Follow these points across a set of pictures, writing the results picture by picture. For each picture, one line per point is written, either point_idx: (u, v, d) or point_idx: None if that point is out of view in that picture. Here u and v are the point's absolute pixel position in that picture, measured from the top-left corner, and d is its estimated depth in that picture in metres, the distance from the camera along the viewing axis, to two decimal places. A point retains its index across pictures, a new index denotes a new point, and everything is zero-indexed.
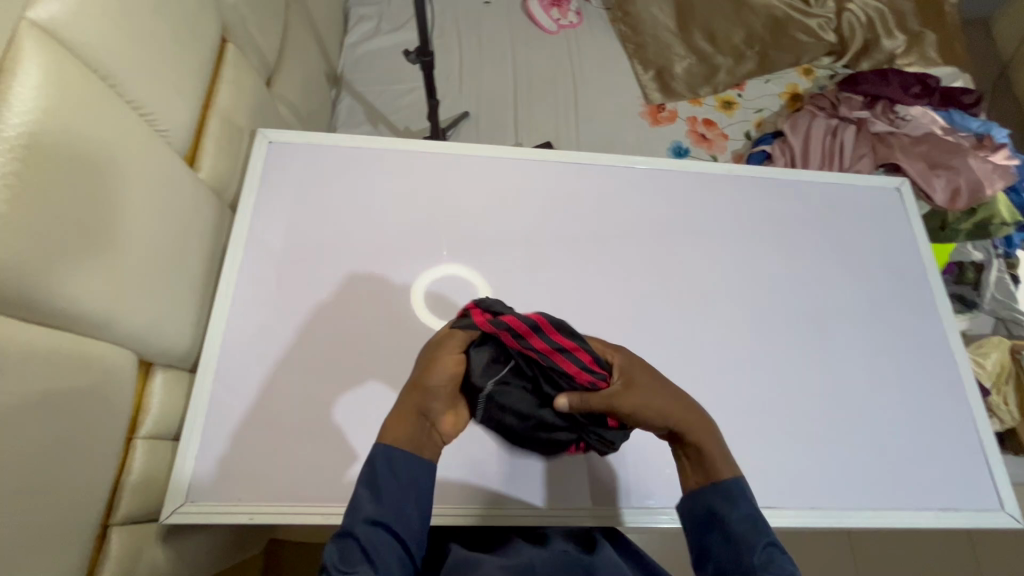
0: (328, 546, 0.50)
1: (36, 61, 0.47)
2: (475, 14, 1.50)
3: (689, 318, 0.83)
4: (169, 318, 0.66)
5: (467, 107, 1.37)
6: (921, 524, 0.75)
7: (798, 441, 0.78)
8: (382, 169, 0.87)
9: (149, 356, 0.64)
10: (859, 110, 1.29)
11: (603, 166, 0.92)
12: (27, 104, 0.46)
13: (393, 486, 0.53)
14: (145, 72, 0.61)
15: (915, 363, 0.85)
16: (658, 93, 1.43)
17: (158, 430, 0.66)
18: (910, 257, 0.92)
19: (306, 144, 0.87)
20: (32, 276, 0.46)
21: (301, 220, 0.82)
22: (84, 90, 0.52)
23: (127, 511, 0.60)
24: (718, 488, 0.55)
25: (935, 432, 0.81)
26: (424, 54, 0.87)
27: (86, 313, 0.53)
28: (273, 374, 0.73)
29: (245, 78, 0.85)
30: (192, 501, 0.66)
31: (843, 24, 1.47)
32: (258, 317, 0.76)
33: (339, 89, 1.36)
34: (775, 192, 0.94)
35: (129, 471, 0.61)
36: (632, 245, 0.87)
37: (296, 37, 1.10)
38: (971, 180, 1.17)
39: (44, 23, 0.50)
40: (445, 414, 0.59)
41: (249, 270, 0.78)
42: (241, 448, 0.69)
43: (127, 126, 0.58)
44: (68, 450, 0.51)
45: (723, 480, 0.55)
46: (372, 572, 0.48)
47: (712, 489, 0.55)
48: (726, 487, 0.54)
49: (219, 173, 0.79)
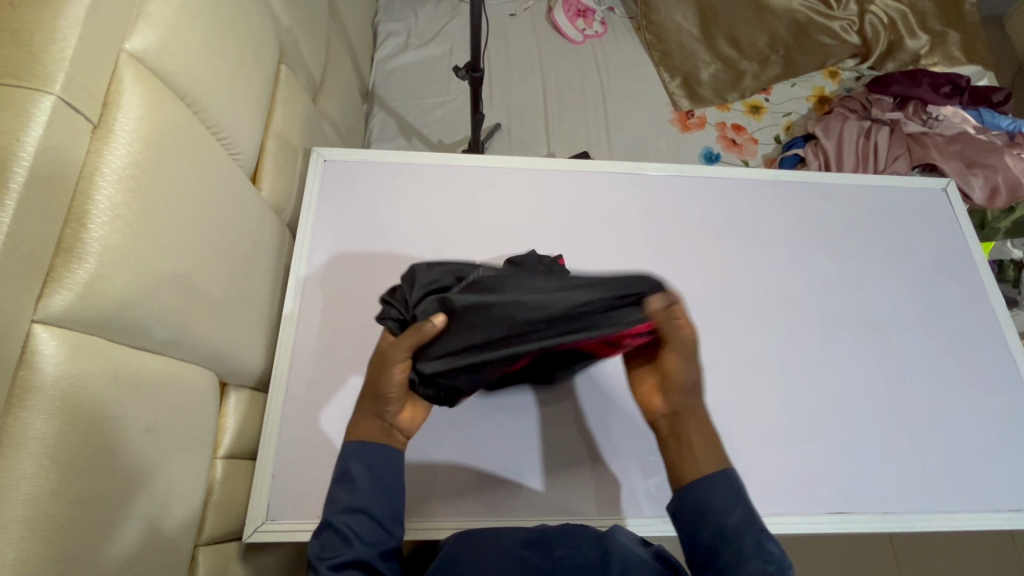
0: (312, 540, 0.54)
1: (135, 91, 0.49)
2: (500, 27, 1.52)
3: (746, 323, 0.84)
4: (245, 337, 0.67)
5: (499, 119, 1.39)
6: (995, 525, 0.75)
7: (863, 444, 0.78)
8: (434, 183, 0.88)
9: (226, 376, 0.65)
10: (890, 111, 1.30)
11: (649, 175, 0.93)
12: (129, 134, 0.48)
13: (365, 475, 0.56)
14: (223, 96, 0.62)
15: (972, 361, 0.85)
16: (686, 100, 1.44)
17: (234, 450, 0.66)
18: (959, 256, 0.92)
19: (359, 161, 0.88)
20: (140, 301, 0.48)
21: (359, 236, 0.83)
22: (176, 116, 0.54)
23: (212, 531, 0.61)
24: (711, 483, 0.55)
25: (998, 429, 0.81)
26: (474, 70, 0.90)
27: (184, 336, 0.54)
28: (343, 390, 0.74)
29: (297, 98, 0.87)
30: (272, 519, 0.67)
31: (865, 26, 1.47)
32: (323, 334, 0.77)
33: (371, 104, 1.37)
34: (823, 197, 0.94)
35: (213, 489, 0.62)
36: (684, 252, 0.87)
37: (336, 56, 1.12)
38: (1010, 178, 1.17)
39: (139, 54, 0.51)
40: (400, 413, 0.59)
41: (311, 286, 0.79)
42: (315, 465, 0.70)
43: (211, 151, 0.60)
44: (167, 471, 0.52)
45: (712, 475, 0.55)
46: (352, 552, 0.52)
47: (706, 485, 0.55)
48: (717, 482, 0.55)
49: (278, 192, 0.80)
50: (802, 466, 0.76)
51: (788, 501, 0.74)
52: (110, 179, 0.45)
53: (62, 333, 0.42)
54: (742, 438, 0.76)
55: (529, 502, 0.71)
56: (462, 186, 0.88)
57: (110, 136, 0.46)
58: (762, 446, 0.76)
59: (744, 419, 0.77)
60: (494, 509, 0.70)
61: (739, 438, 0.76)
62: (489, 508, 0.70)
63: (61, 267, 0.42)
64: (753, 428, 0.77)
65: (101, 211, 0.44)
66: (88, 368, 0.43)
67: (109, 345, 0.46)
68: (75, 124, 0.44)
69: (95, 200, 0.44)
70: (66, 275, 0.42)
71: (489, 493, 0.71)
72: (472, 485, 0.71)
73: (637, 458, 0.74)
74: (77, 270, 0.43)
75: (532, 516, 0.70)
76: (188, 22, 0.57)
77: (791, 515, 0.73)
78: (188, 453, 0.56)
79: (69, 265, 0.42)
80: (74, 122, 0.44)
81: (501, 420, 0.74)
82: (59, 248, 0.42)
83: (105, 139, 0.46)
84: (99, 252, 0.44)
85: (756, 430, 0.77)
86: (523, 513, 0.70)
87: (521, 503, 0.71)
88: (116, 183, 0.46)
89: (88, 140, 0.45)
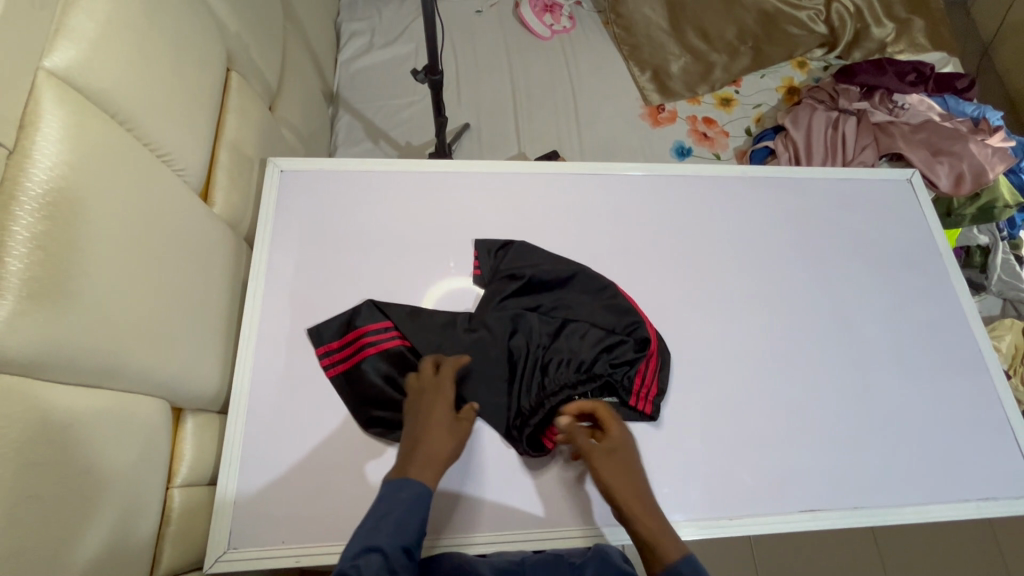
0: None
1: (56, 111, 0.46)
2: (467, 24, 1.50)
3: (717, 323, 0.83)
4: (199, 362, 0.65)
5: (468, 119, 1.36)
6: (966, 515, 0.75)
7: (834, 438, 0.78)
8: (397, 191, 0.86)
9: (180, 401, 0.63)
10: (857, 101, 1.30)
11: (618, 174, 0.91)
12: (50, 158, 0.45)
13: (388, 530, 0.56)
14: (162, 112, 0.60)
15: (939, 349, 0.86)
16: (656, 94, 1.43)
17: (193, 476, 0.64)
18: (925, 246, 0.93)
19: (319, 170, 0.86)
20: (68, 335, 0.45)
21: (318, 249, 0.81)
22: (106, 136, 0.51)
23: (170, 564, 0.59)
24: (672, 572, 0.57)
25: (967, 415, 0.82)
26: (434, 73, 0.88)
27: (125, 368, 0.52)
28: (308, 411, 0.71)
29: (252, 107, 0.84)
30: (234, 548, 0.65)
31: (832, 15, 1.47)
32: (284, 353, 0.74)
33: (336, 106, 1.34)
34: (790, 191, 0.94)
35: (168, 521, 0.60)
36: (654, 252, 0.87)
37: (294, 60, 1.09)
38: (974, 165, 1.18)
39: (60, 72, 0.48)
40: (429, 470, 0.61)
41: (273, 303, 0.77)
42: (280, 488, 0.68)
43: (151, 170, 0.57)
44: (112, 511, 0.50)
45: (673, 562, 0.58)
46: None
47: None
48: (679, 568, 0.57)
49: (232, 206, 0.77)
50: (776, 464, 0.76)
51: (761, 502, 0.74)
52: (28, 207, 0.43)
53: None
54: (715, 440, 0.76)
55: (510, 522, 0.69)
56: (427, 192, 0.86)
57: (28, 161, 0.44)
58: (735, 447, 0.76)
59: (716, 420, 0.77)
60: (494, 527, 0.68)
61: (713, 439, 0.76)
62: (471, 533, 0.68)
63: None
64: (726, 428, 0.77)
65: (18, 243, 0.42)
66: (10, 411, 0.41)
67: (33, 383, 0.44)
68: None
69: (13, 231, 0.42)
70: None
71: (468, 517, 0.69)
72: (463, 507, 0.69)
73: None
74: None
75: (518, 535, 0.68)
76: (118, 34, 0.54)
77: (766, 513, 0.73)
78: (138, 483, 0.54)
79: None
80: None
81: (471, 439, 0.71)
82: None
83: (22, 163, 0.44)
84: (18, 287, 0.41)
85: (729, 430, 0.77)
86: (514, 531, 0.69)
87: (510, 519, 0.69)
88: (36, 212, 0.43)
89: (4, 166, 0.43)
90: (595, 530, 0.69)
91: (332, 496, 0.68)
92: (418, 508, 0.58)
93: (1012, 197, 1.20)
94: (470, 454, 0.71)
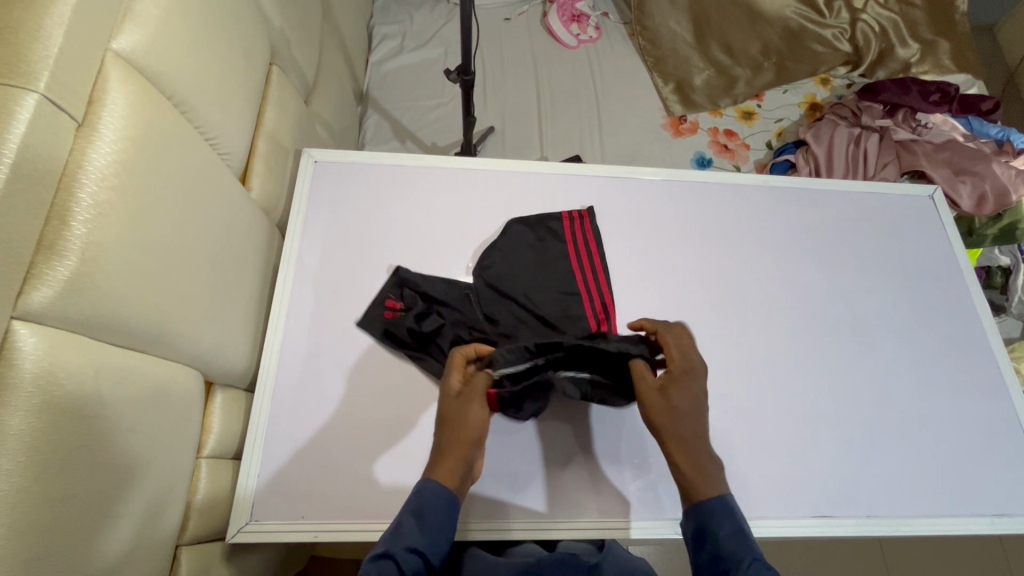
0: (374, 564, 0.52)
1: (121, 88, 0.50)
2: (495, 31, 1.53)
3: (735, 328, 0.84)
4: (231, 339, 0.67)
5: (493, 122, 1.40)
6: (978, 530, 0.75)
7: (847, 445, 0.78)
8: (427, 185, 0.89)
9: (211, 376, 0.65)
10: (880, 118, 1.31)
11: (641, 179, 0.93)
12: (115, 132, 0.48)
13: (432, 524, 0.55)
14: (212, 98, 0.63)
15: (955, 363, 0.86)
16: (678, 105, 1.45)
17: (220, 449, 0.67)
18: (946, 261, 0.93)
19: (351, 163, 0.88)
20: (119, 299, 0.48)
21: (346, 238, 0.83)
22: (164, 115, 0.54)
23: (195, 531, 0.61)
24: (703, 508, 0.57)
25: (983, 432, 0.81)
26: (466, 73, 0.90)
27: (166, 335, 0.54)
28: (333, 393, 0.74)
29: (290, 100, 0.87)
30: (255, 520, 0.67)
31: (857, 34, 1.48)
32: (310, 336, 0.76)
33: (365, 105, 1.38)
34: (811, 202, 0.95)
35: (196, 490, 0.62)
36: (673, 254, 0.88)
37: (329, 58, 1.13)
38: (997, 186, 1.17)
39: (126, 54, 0.52)
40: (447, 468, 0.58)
41: (302, 287, 0.79)
42: (301, 463, 0.70)
43: (199, 152, 0.60)
44: (147, 472, 0.52)
45: (707, 500, 0.57)
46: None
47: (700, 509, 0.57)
48: (710, 507, 0.57)
49: (268, 193, 0.80)
50: (789, 468, 0.76)
51: (774, 505, 0.74)
52: (93, 176, 0.46)
53: (42, 329, 0.43)
54: (729, 442, 0.77)
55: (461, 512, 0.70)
56: (454, 188, 0.89)
57: (94, 134, 0.47)
58: (748, 450, 0.77)
59: (731, 423, 0.78)
60: (495, 513, 0.70)
61: (725, 441, 0.77)
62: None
63: (42, 264, 0.43)
64: (741, 432, 0.77)
65: (84, 209, 0.45)
66: (66, 368, 0.43)
67: (87, 343, 0.46)
68: (59, 123, 0.44)
69: (79, 197, 0.45)
70: (46, 273, 0.42)
71: (473, 508, 0.70)
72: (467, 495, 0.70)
73: (630, 455, 0.74)
74: (57, 266, 0.43)
75: (477, 526, 0.69)
76: (177, 23, 0.57)
77: (778, 517, 0.73)
78: (171, 449, 0.56)
79: (50, 262, 0.43)
80: (59, 121, 0.44)
81: None
82: (40, 246, 0.43)
83: (90, 136, 0.47)
84: (81, 249, 0.44)
85: (742, 435, 0.77)
86: (513, 522, 0.70)
87: (512, 509, 0.70)
88: (100, 180, 0.46)
89: (73, 138, 0.46)
90: (535, 530, 0.70)
91: (351, 475, 0.69)
92: (443, 519, 0.55)
93: None
94: None
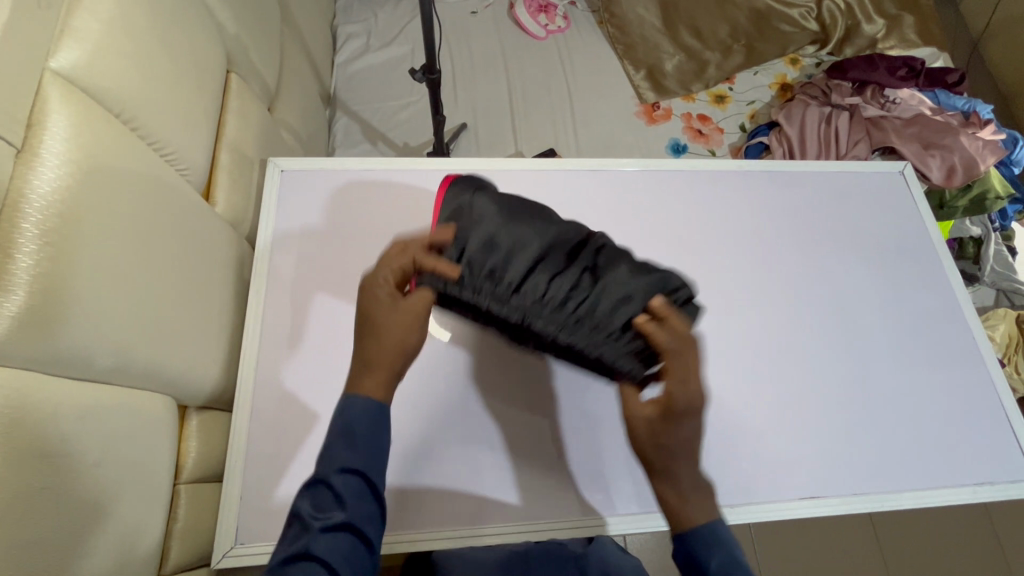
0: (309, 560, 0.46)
1: (62, 108, 0.47)
2: (462, 26, 1.51)
3: (716, 315, 0.84)
4: (204, 361, 0.66)
5: (465, 119, 1.38)
6: (961, 500, 0.77)
7: (830, 425, 0.79)
8: (400, 188, 0.87)
9: (185, 399, 0.64)
10: (850, 96, 1.32)
11: (617, 170, 0.92)
12: (59, 156, 0.46)
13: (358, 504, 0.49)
14: (165, 113, 0.60)
15: (931, 336, 0.87)
16: (651, 92, 1.45)
17: (199, 473, 0.65)
18: (919, 236, 0.94)
19: (319, 170, 0.86)
20: (76, 332, 0.46)
21: (317, 248, 0.81)
22: (113, 134, 0.52)
23: (178, 559, 0.60)
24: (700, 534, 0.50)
25: (960, 403, 0.83)
26: (432, 72, 0.88)
27: (132, 362, 0.53)
28: (312, 408, 0.72)
29: (252, 107, 0.85)
30: (240, 543, 0.65)
31: (823, 12, 1.48)
32: (286, 352, 0.75)
33: (333, 108, 1.35)
34: (785, 184, 0.95)
35: (176, 518, 0.61)
36: (652, 245, 0.88)
37: (291, 62, 1.10)
38: (965, 158, 1.19)
39: (65, 73, 0.49)
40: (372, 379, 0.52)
41: (275, 301, 0.77)
42: (284, 482, 0.68)
43: (155, 170, 0.58)
44: (120, 506, 0.51)
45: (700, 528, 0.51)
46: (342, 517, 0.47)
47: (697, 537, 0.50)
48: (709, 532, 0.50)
49: (234, 207, 0.78)
50: (777, 453, 0.77)
51: (761, 489, 0.75)
52: (37, 204, 0.44)
53: None
54: (715, 430, 0.77)
55: (451, 520, 0.69)
56: (426, 191, 0.87)
57: (36, 160, 0.45)
58: (734, 435, 0.77)
59: (720, 411, 0.78)
60: (487, 518, 0.69)
61: (713, 431, 0.77)
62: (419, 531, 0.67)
63: None
64: (727, 420, 0.78)
65: (28, 240, 0.43)
66: (20, 406, 0.42)
67: (46, 380, 0.45)
68: None
69: (23, 228, 0.43)
70: None
71: (464, 515, 0.69)
72: (457, 501, 0.70)
73: (622, 450, 0.74)
74: (4, 302, 0.41)
75: (470, 533, 0.68)
76: (121, 37, 0.55)
77: (767, 502, 0.74)
78: (144, 479, 0.55)
79: None
80: None
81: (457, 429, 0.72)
82: None
83: (30, 162, 0.44)
84: (30, 282, 0.42)
85: (728, 421, 0.78)
86: (507, 526, 0.69)
87: (504, 512, 0.70)
88: (46, 209, 0.44)
89: (11, 166, 0.44)
90: (528, 532, 0.69)
91: None
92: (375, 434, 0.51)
93: (1004, 189, 1.22)
94: (460, 443, 0.72)
